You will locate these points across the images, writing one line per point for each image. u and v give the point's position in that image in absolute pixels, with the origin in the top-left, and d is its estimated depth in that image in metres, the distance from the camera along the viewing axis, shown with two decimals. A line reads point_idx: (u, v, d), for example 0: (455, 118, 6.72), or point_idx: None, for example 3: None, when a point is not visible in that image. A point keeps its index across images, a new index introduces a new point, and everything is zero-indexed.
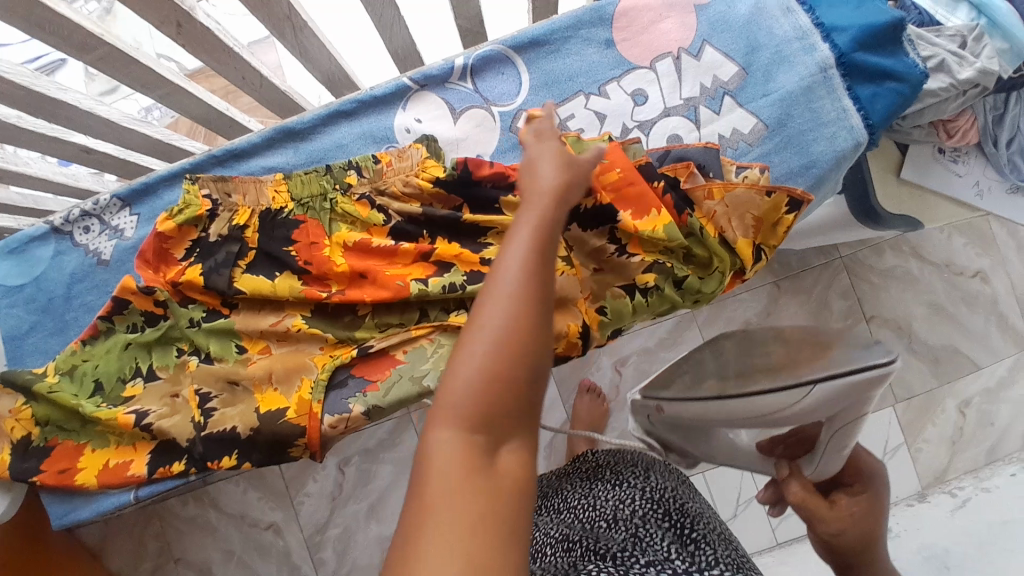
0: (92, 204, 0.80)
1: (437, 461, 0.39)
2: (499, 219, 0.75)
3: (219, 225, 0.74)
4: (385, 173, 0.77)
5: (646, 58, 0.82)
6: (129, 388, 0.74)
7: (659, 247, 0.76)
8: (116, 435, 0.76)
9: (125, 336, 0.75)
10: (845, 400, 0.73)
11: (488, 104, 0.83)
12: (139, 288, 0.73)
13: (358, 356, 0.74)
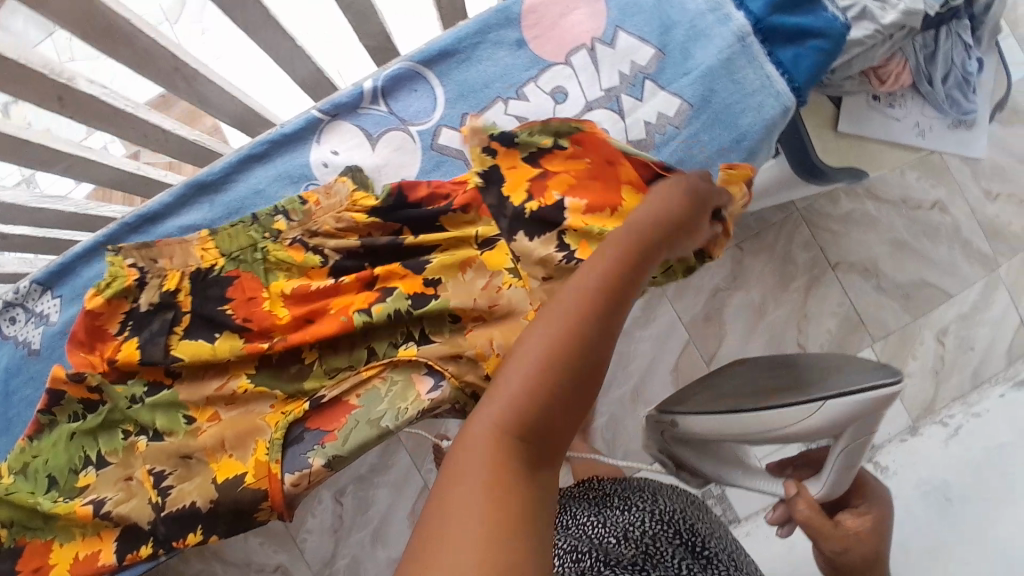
0: (12, 292, 0.78)
1: (480, 435, 0.43)
2: (442, 238, 0.72)
3: (150, 294, 0.71)
4: (314, 213, 0.74)
5: (560, 53, 0.80)
6: (82, 478, 0.71)
7: None
8: (80, 527, 0.72)
9: (68, 426, 0.71)
10: (859, 423, 0.65)
11: (405, 124, 0.80)
12: (69, 375, 0.70)
13: (312, 408, 0.72)
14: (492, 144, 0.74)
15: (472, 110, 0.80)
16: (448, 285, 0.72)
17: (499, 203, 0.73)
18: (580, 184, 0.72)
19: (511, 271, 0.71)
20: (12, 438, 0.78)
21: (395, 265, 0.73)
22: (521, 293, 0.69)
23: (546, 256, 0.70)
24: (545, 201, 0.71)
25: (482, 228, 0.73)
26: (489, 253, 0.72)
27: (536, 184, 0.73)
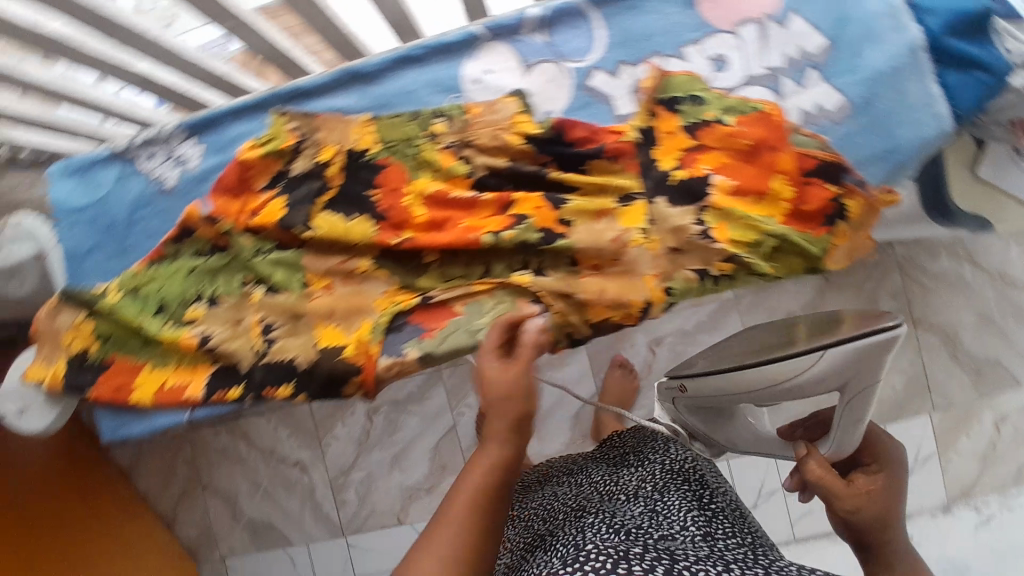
0: (156, 130, 0.77)
1: None
2: (591, 181, 0.71)
3: (305, 161, 0.74)
4: (472, 125, 0.72)
5: (729, 22, 0.76)
6: (191, 310, 0.74)
7: (745, 239, 0.72)
8: (177, 356, 0.74)
9: (190, 260, 0.74)
10: (861, 371, 0.63)
11: (560, 59, 0.75)
12: (203, 217, 0.74)
13: (420, 305, 0.74)
14: (659, 107, 0.73)
15: (630, 60, 0.75)
16: (579, 227, 0.72)
17: (649, 163, 0.72)
18: (734, 164, 0.72)
19: (642, 230, 0.72)
20: (127, 265, 0.77)
21: (537, 192, 0.72)
22: (646, 256, 0.71)
23: (682, 225, 0.72)
24: (694, 172, 0.72)
25: (620, 184, 0.72)
26: (626, 211, 0.72)
27: (690, 154, 0.72)
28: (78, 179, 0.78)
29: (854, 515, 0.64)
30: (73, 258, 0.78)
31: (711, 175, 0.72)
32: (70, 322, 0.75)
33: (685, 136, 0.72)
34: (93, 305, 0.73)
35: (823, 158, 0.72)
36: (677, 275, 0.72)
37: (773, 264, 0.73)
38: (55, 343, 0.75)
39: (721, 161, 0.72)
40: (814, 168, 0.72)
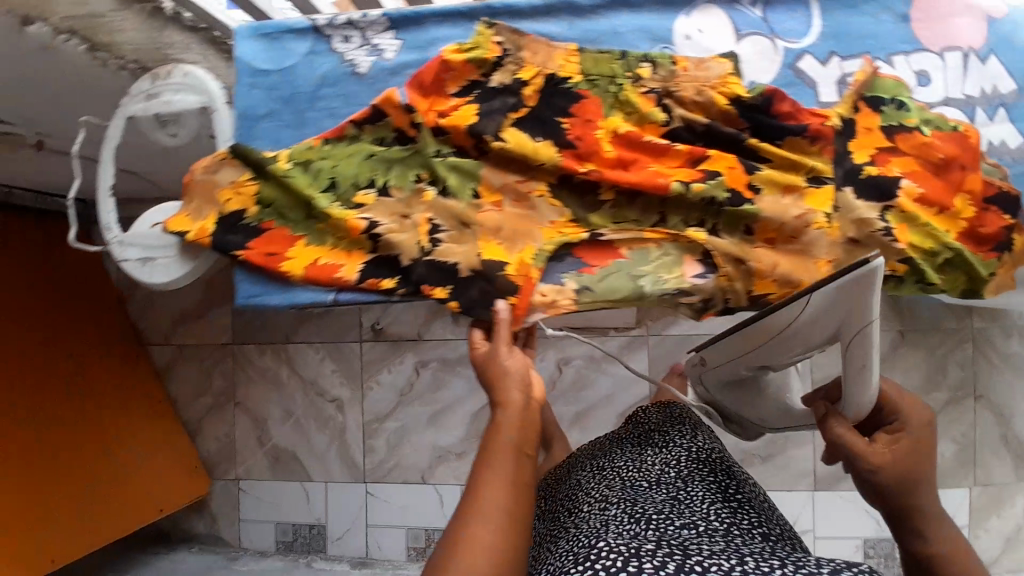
0: (360, 14, 0.76)
1: None
2: (786, 155, 0.71)
3: (503, 76, 0.72)
4: (679, 77, 0.72)
5: (936, 45, 0.76)
6: (361, 195, 0.73)
7: (923, 245, 0.72)
8: (335, 236, 0.73)
9: (369, 146, 0.74)
10: (846, 310, 0.65)
11: (773, 37, 0.75)
12: (401, 104, 0.73)
13: (587, 240, 0.73)
14: (861, 103, 0.73)
15: (840, 53, 0.75)
16: (766, 198, 0.71)
17: (843, 153, 0.72)
18: (925, 173, 0.72)
19: (826, 215, 0.70)
20: (299, 138, 0.75)
21: (730, 154, 0.72)
22: (826, 240, 0.70)
23: (867, 218, 0.70)
24: (889, 170, 0.72)
25: (817, 164, 0.71)
26: (815, 192, 0.70)
27: (883, 154, 0.72)
28: (266, 44, 0.77)
29: (886, 493, 0.62)
30: (248, 118, 0.76)
31: (901, 177, 0.72)
32: (233, 179, 0.73)
33: (882, 137, 0.73)
34: (262, 166, 0.72)
35: (1003, 188, 0.74)
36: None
37: (941, 277, 0.73)
38: (210, 195, 0.74)
39: (913, 167, 0.72)
40: (994, 196, 0.74)
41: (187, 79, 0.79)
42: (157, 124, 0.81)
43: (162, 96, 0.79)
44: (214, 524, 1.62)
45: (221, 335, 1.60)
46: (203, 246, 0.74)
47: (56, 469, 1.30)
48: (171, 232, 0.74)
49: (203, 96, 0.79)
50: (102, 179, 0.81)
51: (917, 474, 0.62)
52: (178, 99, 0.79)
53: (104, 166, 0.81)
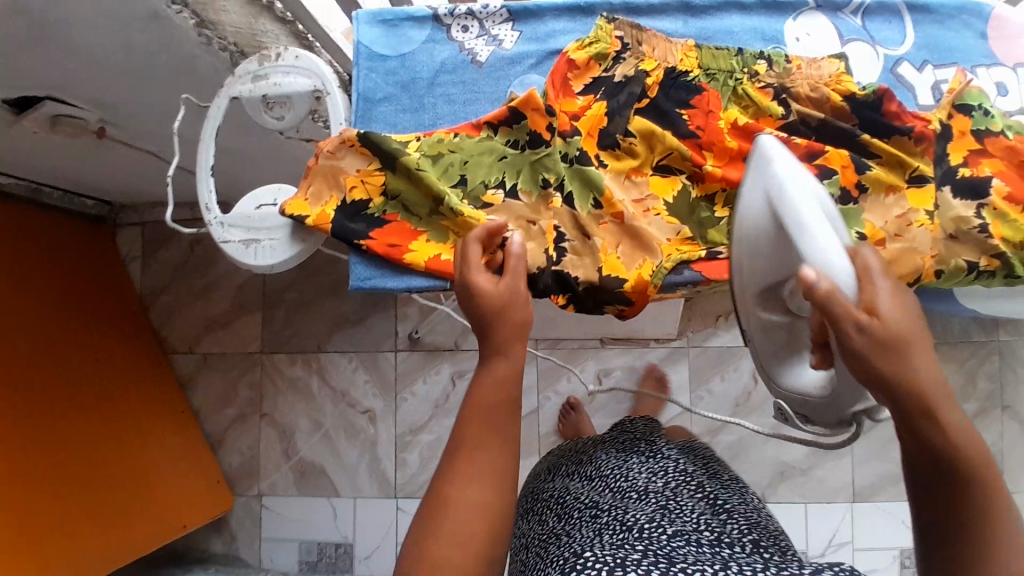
0: (481, 5, 0.78)
1: (452, 507, 0.52)
2: (892, 151, 0.75)
3: (626, 68, 0.75)
4: (792, 75, 0.76)
5: (1011, 59, 0.81)
6: (489, 195, 0.72)
7: (1014, 241, 0.73)
8: (459, 235, 0.71)
9: (502, 148, 0.74)
10: (758, 201, 0.64)
11: (873, 43, 0.80)
12: (544, 105, 0.72)
13: (705, 257, 0.72)
14: (954, 111, 0.77)
15: (933, 62, 0.80)
16: (870, 195, 0.75)
17: (941, 155, 0.76)
18: (1012, 173, 0.75)
19: (927, 213, 0.74)
20: (417, 122, 0.76)
21: (843, 151, 0.75)
22: (927, 237, 0.73)
23: (964, 216, 0.74)
24: (980, 170, 0.75)
25: (920, 166, 0.75)
26: (914, 190, 0.75)
27: (975, 156, 0.75)
28: (384, 30, 0.78)
29: (869, 365, 0.54)
30: (366, 101, 0.76)
31: (991, 178, 0.75)
32: (360, 167, 0.72)
33: (973, 141, 0.76)
34: (392, 157, 0.71)
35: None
36: (949, 263, 0.74)
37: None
38: (333, 182, 0.72)
39: (1001, 168, 0.75)
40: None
41: (298, 61, 0.78)
42: (264, 106, 0.80)
43: (270, 78, 0.78)
44: (232, 543, 1.54)
45: (249, 343, 1.55)
46: (318, 232, 0.72)
47: (76, 474, 1.22)
48: (287, 215, 0.72)
49: (315, 79, 0.79)
50: (203, 158, 0.79)
51: (913, 343, 0.54)
52: (288, 81, 0.78)
53: (204, 145, 0.79)
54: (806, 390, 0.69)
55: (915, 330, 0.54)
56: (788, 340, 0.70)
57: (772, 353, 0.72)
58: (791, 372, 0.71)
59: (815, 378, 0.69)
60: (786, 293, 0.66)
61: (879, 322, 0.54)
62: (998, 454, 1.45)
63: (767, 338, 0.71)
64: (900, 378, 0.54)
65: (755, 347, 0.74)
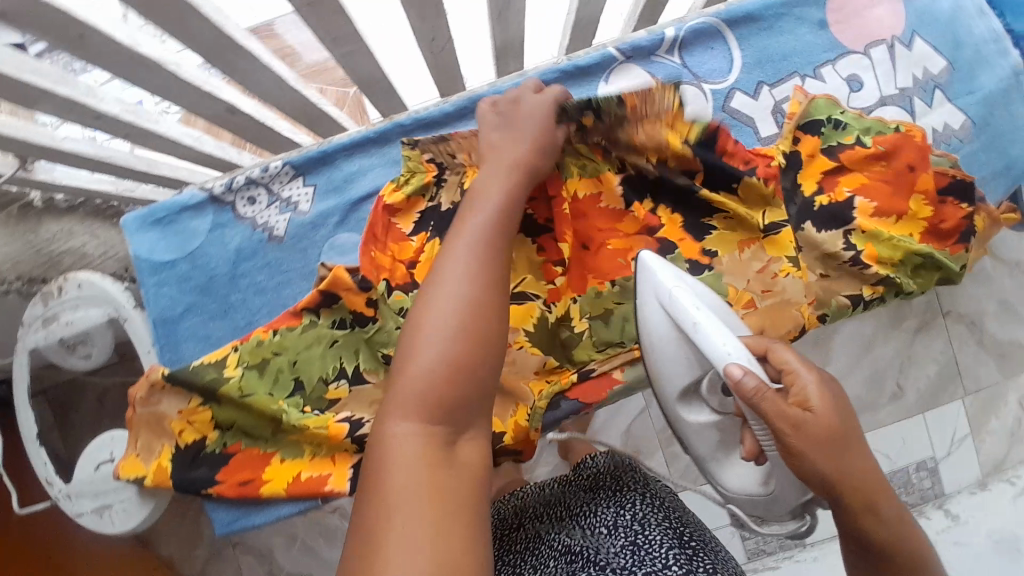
0: (260, 170, 0.67)
1: (397, 449, 0.43)
2: (739, 207, 0.68)
3: (450, 192, 0.66)
4: (613, 125, 0.65)
5: (860, 41, 0.71)
6: (333, 390, 0.65)
7: (895, 259, 0.68)
8: (312, 444, 0.65)
9: (328, 332, 0.65)
10: (654, 308, 0.63)
11: (698, 80, 0.72)
12: (354, 283, 0.64)
13: (577, 380, 0.69)
14: (798, 132, 0.68)
15: (769, 81, 0.71)
16: (723, 258, 0.69)
17: (793, 188, 0.69)
18: (881, 183, 0.68)
19: (791, 259, 0.68)
20: (230, 326, 0.68)
21: (679, 215, 0.70)
22: (799, 285, 0.68)
23: (833, 251, 0.68)
24: (845, 190, 0.68)
25: (769, 211, 0.68)
26: (774, 239, 0.68)
27: (830, 178, 0.68)
28: (162, 230, 0.68)
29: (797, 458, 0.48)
30: (166, 325, 0.67)
31: (852, 198, 0.68)
32: (180, 408, 0.65)
33: (825, 160, 0.68)
34: (212, 387, 0.63)
35: (957, 176, 0.69)
36: (832, 302, 0.69)
37: (918, 283, 0.69)
38: (159, 428, 0.65)
39: (863, 182, 0.68)
40: (948, 185, 0.69)
41: (82, 290, 0.69)
42: (65, 347, 0.72)
43: (60, 317, 0.70)
44: None
45: None
46: (164, 488, 0.66)
47: None
48: (124, 479, 0.66)
49: (107, 305, 0.70)
50: (25, 429, 0.71)
51: (851, 432, 0.48)
52: (80, 315, 0.70)
53: (21, 414, 0.71)
54: (749, 487, 0.64)
55: (845, 424, 0.48)
56: (722, 439, 0.67)
57: (708, 454, 0.68)
58: (730, 472, 0.66)
59: (754, 479, 0.62)
60: (704, 397, 0.66)
61: (810, 418, 0.48)
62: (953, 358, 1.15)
63: (700, 442, 0.68)
64: (835, 474, 0.47)
65: (698, 452, 0.69)
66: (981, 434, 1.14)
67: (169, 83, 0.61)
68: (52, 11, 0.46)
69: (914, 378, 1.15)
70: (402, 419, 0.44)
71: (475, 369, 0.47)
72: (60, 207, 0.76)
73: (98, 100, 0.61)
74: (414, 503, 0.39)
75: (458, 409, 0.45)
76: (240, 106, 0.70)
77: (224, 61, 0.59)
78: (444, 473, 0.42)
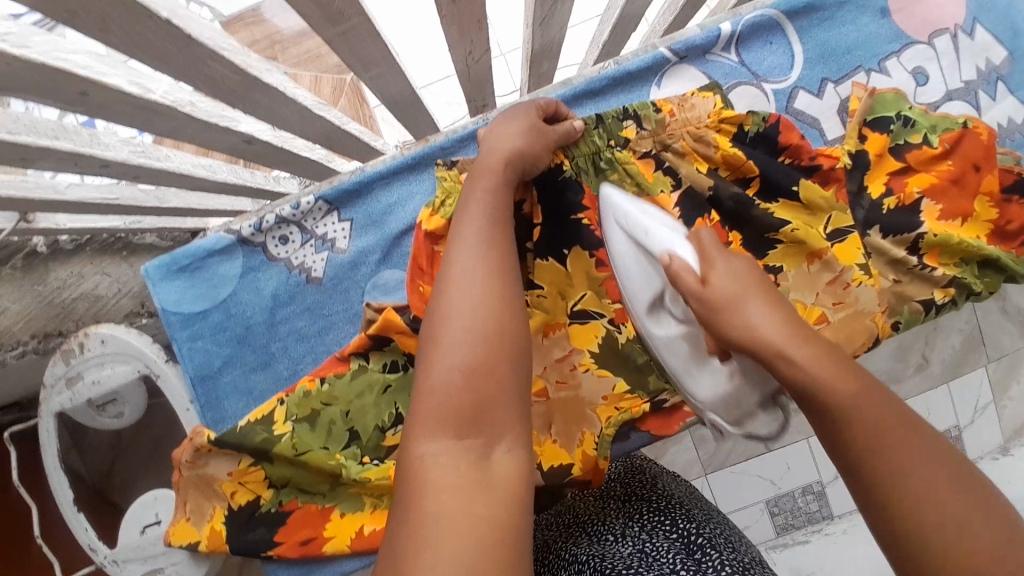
0: (291, 208, 0.63)
1: (427, 472, 0.37)
2: (805, 216, 0.62)
3: None
4: (668, 125, 0.62)
5: (924, 31, 0.66)
6: (391, 437, 0.61)
7: (958, 257, 0.62)
8: (374, 496, 0.61)
9: (381, 377, 0.61)
10: (613, 234, 0.59)
11: (757, 80, 0.67)
12: (406, 324, 0.59)
13: (650, 410, 0.64)
14: (865, 130, 0.62)
15: (834, 77, 0.66)
16: (790, 273, 0.62)
17: (859, 192, 0.62)
18: (945, 185, 0.61)
19: (862, 266, 0.61)
20: (274, 377, 0.64)
21: (739, 232, 0.63)
22: (872, 294, 0.60)
23: (901, 257, 0.62)
24: (907, 194, 0.62)
25: (835, 215, 0.62)
26: (839, 246, 0.61)
27: (897, 178, 0.62)
28: (187, 279, 0.64)
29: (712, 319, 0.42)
30: (204, 381, 0.64)
31: (920, 200, 0.62)
32: (231, 470, 0.61)
33: (892, 160, 0.62)
34: (263, 449, 0.60)
35: (1022, 174, 0.62)
36: (904, 308, 0.62)
37: (986, 283, 0.63)
38: (208, 490, 0.62)
39: (932, 182, 0.61)
40: (1013, 184, 0.62)
41: (106, 344, 0.66)
42: (93, 407, 0.68)
43: (86, 375, 0.66)
44: None
45: None
46: (220, 553, 0.63)
47: None
48: (175, 545, 0.62)
49: (134, 361, 0.67)
50: (59, 494, 0.67)
51: (754, 295, 0.40)
52: (107, 372, 0.66)
53: (54, 479, 0.66)
54: (721, 390, 0.53)
55: (751, 288, 0.41)
56: (694, 350, 0.55)
57: (682, 369, 0.56)
58: (703, 383, 0.55)
59: (722, 375, 0.53)
60: (670, 306, 0.57)
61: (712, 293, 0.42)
62: (976, 327, 1.06)
63: (671, 357, 0.57)
64: (744, 336, 0.39)
65: (671, 368, 0.57)
66: (1005, 401, 1.06)
67: (184, 126, 0.55)
68: (54, 72, 0.40)
69: (939, 349, 1.06)
70: (431, 439, 0.38)
71: (503, 368, 0.41)
72: (67, 249, 0.73)
73: (104, 147, 0.57)
74: (452, 532, 0.33)
75: (490, 415, 0.39)
76: (258, 136, 0.65)
77: (237, 93, 0.53)
78: (482, 493, 0.35)
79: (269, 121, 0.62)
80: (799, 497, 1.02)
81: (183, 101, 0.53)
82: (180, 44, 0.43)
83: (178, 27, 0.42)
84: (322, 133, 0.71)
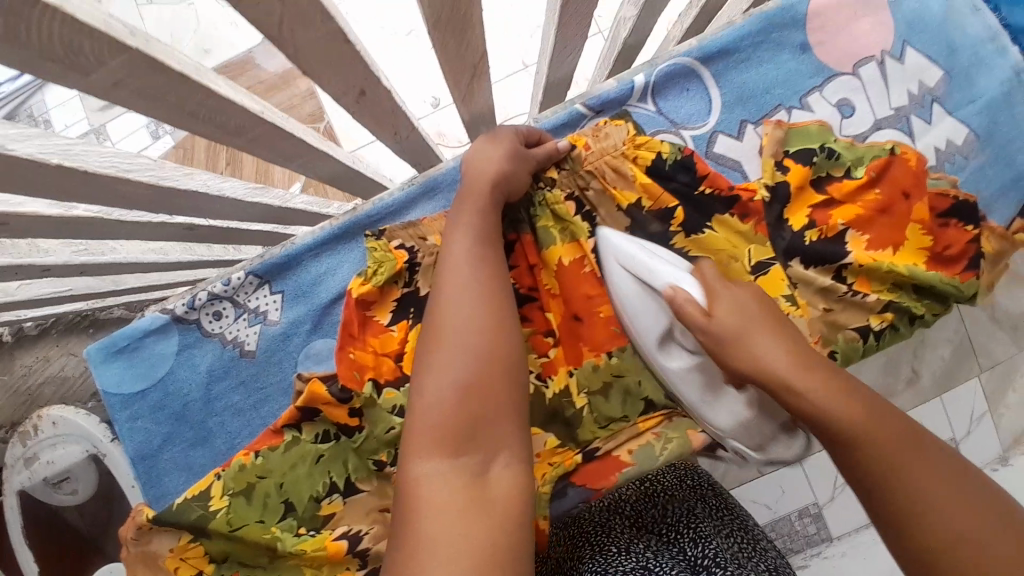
0: (222, 285, 0.66)
1: (425, 487, 0.43)
2: (724, 250, 0.63)
3: (427, 277, 0.65)
4: (585, 159, 0.65)
5: (848, 62, 0.68)
6: (326, 506, 0.61)
7: (892, 283, 0.62)
8: (314, 565, 0.59)
9: (313, 448, 0.63)
10: (614, 277, 0.60)
11: (675, 127, 0.69)
12: (331, 395, 0.61)
13: (583, 461, 0.64)
14: (786, 160, 0.63)
15: (753, 118, 0.68)
16: None
17: (778, 222, 0.63)
18: (870, 214, 0.61)
19: (788, 299, 0.61)
20: (211, 452, 0.67)
21: None
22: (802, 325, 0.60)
23: (829, 285, 0.62)
24: (830, 225, 0.62)
25: (754, 248, 0.63)
26: (764, 279, 0.61)
27: (820, 210, 0.62)
28: (126, 360, 0.67)
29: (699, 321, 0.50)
30: (145, 461, 0.67)
31: (845, 230, 0.62)
32: (172, 546, 0.61)
33: (814, 192, 0.63)
34: (199, 526, 0.60)
35: (958, 197, 0.62)
36: (837, 336, 0.63)
37: (927, 306, 0.62)
38: (155, 566, 0.61)
39: (858, 213, 0.61)
40: (950, 208, 0.62)
41: (58, 425, 0.82)
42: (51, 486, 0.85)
43: (41, 457, 0.83)
44: None
45: None
46: None
47: None
48: None
49: (82, 442, 0.82)
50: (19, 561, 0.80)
51: (757, 308, 0.49)
52: (59, 452, 0.83)
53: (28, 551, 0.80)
54: (742, 417, 0.58)
55: (727, 299, 0.50)
56: (708, 378, 0.58)
57: (698, 401, 0.59)
58: (720, 414, 0.58)
59: (741, 403, 0.57)
60: (680, 339, 0.58)
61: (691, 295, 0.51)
62: (967, 337, 0.96)
63: (687, 390, 0.59)
64: (710, 331, 0.49)
65: (686, 401, 0.60)
66: (1001, 410, 0.96)
67: (116, 229, 0.57)
68: None
69: (929, 361, 0.96)
70: (426, 460, 0.45)
71: (497, 388, 0.48)
72: (31, 336, 0.81)
73: (43, 254, 0.60)
74: (448, 557, 0.39)
75: (483, 434, 0.46)
76: (200, 223, 0.65)
77: (168, 203, 0.55)
78: (479, 507, 0.42)
79: (203, 217, 0.62)
80: (797, 520, 0.95)
81: (130, 214, 0.57)
82: (85, 183, 0.44)
83: (72, 168, 0.42)
84: (267, 214, 0.71)
